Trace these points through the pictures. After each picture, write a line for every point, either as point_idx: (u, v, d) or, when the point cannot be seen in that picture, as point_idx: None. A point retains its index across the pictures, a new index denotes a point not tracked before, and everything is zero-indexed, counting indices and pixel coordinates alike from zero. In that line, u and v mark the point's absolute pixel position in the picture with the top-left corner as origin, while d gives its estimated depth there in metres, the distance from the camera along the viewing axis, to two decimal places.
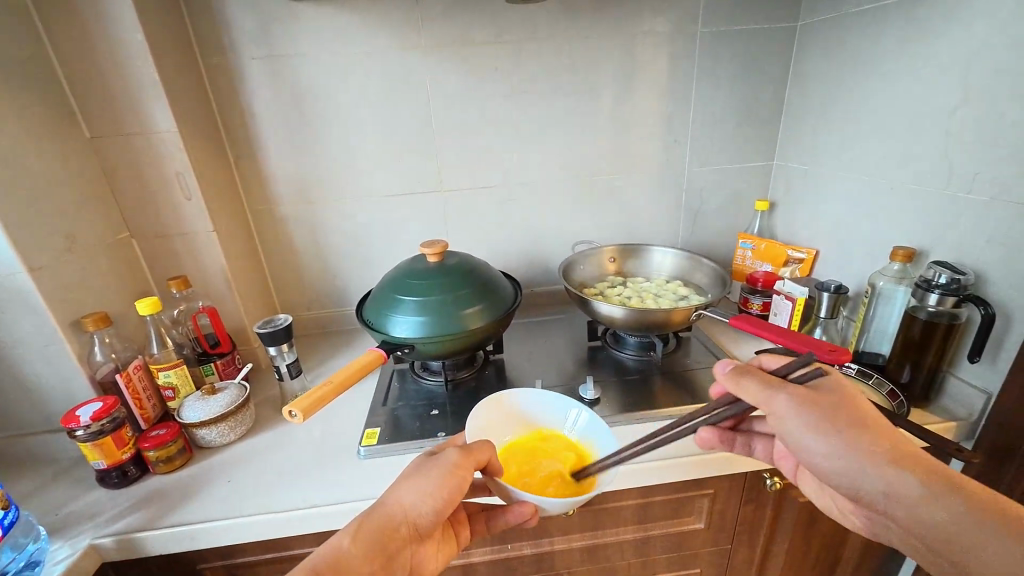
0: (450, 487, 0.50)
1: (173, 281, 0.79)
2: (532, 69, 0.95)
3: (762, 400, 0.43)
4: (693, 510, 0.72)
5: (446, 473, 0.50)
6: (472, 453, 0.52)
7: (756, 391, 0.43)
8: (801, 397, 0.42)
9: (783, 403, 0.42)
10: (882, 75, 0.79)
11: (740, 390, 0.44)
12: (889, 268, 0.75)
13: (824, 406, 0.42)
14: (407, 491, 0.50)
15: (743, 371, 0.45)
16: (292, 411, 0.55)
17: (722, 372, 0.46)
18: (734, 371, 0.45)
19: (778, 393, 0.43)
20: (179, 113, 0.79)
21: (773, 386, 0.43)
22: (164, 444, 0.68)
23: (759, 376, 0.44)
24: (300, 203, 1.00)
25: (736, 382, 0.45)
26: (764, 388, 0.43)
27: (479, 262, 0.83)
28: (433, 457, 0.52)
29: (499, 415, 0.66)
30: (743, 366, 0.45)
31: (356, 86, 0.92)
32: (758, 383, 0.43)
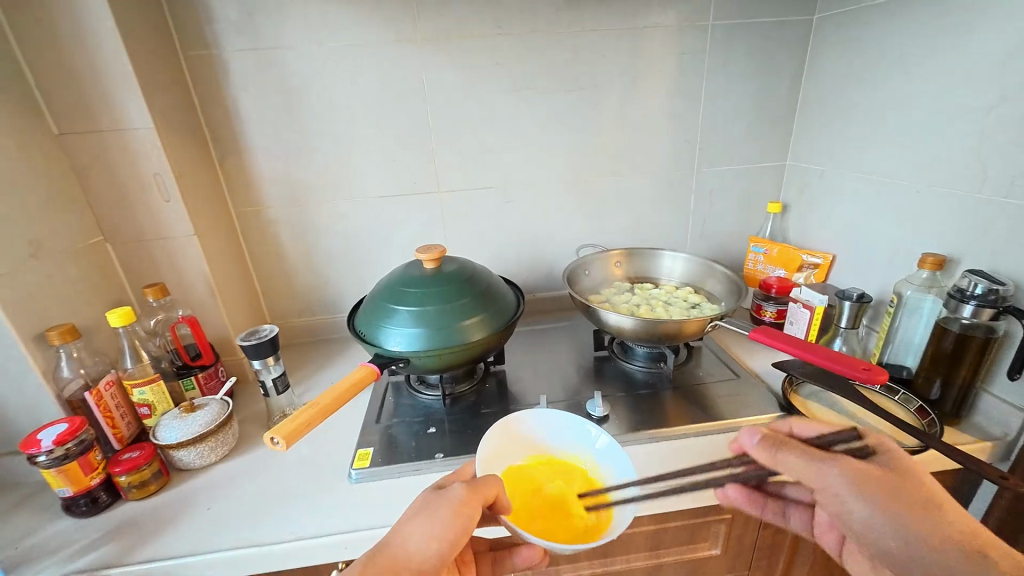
0: (455, 526, 0.46)
1: (149, 289, 0.73)
2: (534, 63, 0.89)
3: (810, 476, 0.42)
4: (709, 535, 0.67)
5: (455, 511, 0.46)
6: (482, 487, 0.48)
7: (800, 465, 0.42)
8: (853, 472, 0.41)
9: (834, 478, 0.41)
10: (907, 71, 0.75)
11: (778, 464, 0.43)
12: (916, 276, 0.71)
13: (883, 483, 0.40)
14: (412, 530, 0.46)
15: (779, 445, 0.44)
16: (274, 437, 0.50)
17: (753, 445, 0.44)
18: (769, 445, 0.44)
19: (819, 467, 0.41)
20: (156, 109, 0.73)
21: (819, 458, 0.41)
22: (137, 469, 0.62)
23: (795, 448, 0.43)
24: (289, 205, 0.94)
25: (773, 457, 0.43)
26: (805, 460, 0.42)
27: (479, 268, 0.78)
28: (441, 492, 0.48)
29: (505, 440, 0.61)
30: (778, 439, 0.44)
31: (348, 81, 0.87)
32: (800, 456, 0.42)
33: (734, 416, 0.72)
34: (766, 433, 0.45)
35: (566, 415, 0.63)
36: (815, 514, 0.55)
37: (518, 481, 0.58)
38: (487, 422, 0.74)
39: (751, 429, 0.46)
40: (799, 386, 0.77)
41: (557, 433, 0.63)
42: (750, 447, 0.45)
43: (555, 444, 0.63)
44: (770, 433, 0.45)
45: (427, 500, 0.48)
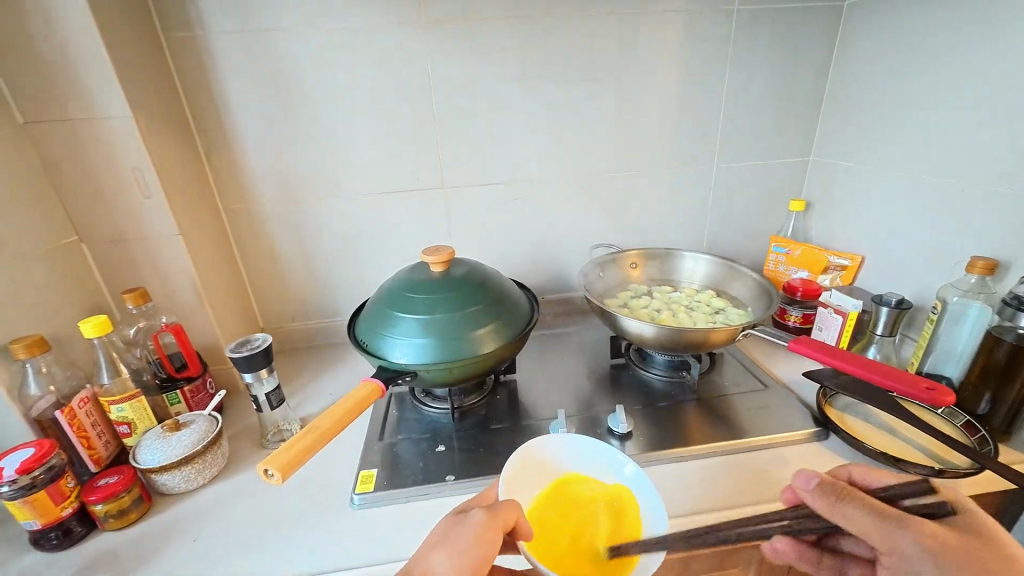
0: (475, 558, 0.41)
1: (128, 294, 0.67)
2: (546, 50, 0.83)
3: (876, 537, 0.37)
4: (740, 561, 0.62)
5: (475, 538, 0.42)
6: (501, 510, 0.44)
7: (864, 521, 0.38)
8: (927, 538, 0.36)
9: (906, 541, 0.36)
10: (951, 61, 0.70)
11: (837, 515, 0.39)
12: (963, 281, 0.67)
13: (966, 556, 0.35)
14: (430, 562, 0.40)
15: (841, 495, 0.39)
16: (267, 470, 0.44)
17: (811, 490, 0.40)
18: (828, 494, 0.40)
19: (895, 531, 0.36)
20: (134, 96, 0.66)
21: (892, 521, 0.36)
22: (115, 496, 0.56)
23: (861, 500, 0.38)
24: (283, 201, 0.88)
25: (833, 507, 0.39)
26: (875, 521, 0.37)
27: (490, 272, 0.73)
28: (461, 518, 0.43)
29: (527, 463, 0.56)
30: (838, 487, 0.40)
31: (347, 67, 0.80)
32: (862, 509, 0.38)
33: (766, 432, 0.67)
34: (824, 479, 0.40)
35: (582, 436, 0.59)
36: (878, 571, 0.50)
37: (535, 510, 0.53)
38: (500, 439, 0.69)
39: (806, 472, 0.41)
40: (832, 398, 0.72)
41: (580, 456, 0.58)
42: (806, 491, 0.41)
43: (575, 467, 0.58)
44: (829, 479, 0.40)
45: (446, 528, 0.43)
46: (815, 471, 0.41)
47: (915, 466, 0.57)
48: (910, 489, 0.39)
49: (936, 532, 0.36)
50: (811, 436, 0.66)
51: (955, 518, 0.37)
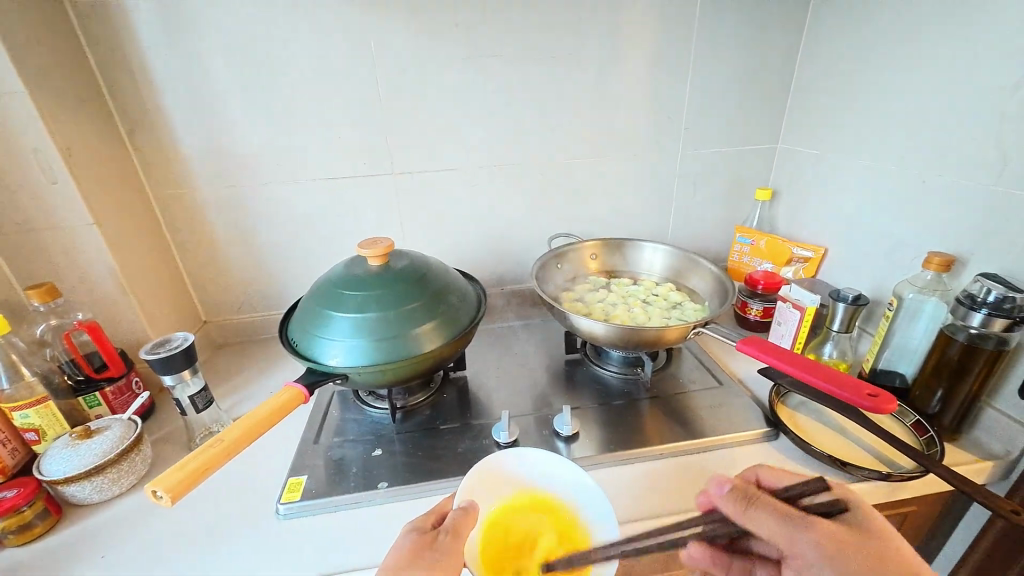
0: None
1: (32, 291, 0.61)
2: (502, 27, 0.77)
3: (781, 541, 0.38)
4: (686, 563, 0.62)
5: (449, 559, 0.43)
6: (466, 526, 0.45)
7: (771, 525, 0.39)
8: (825, 538, 0.37)
9: (807, 544, 0.37)
10: (918, 46, 0.66)
11: (746, 519, 0.40)
12: (921, 277, 0.66)
13: (859, 550, 0.36)
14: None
15: (751, 500, 0.40)
16: (156, 491, 0.43)
17: (723, 494, 0.41)
18: (739, 500, 0.40)
19: (800, 534, 0.38)
20: (30, 68, 0.59)
21: (793, 523, 0.38)
22: (14, 511, 0.52)
23: (770, 506, 0.39)
24: (219, 187, 0.82)
25: (743, 511, 0.40)
26: (783, 526, 0.38)
27: (435, 264, 0.69)
28: (431, 541, 0.43)
29: (492, 480, 0.54)
30: (749, 492, 0.41)
31: (282, 43, 0.74)
32: (770, 515, 0.39)
33: (715, 431, 0.65)
34: (736, 485, 0.41)
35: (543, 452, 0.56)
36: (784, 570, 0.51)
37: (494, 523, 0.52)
38: (443, 441, 0.66)
39: (720, 479, 0.42)
40: (785, 396, 0.70)
41: (545, 470, 0.55)
42: (716, 496, 0.42)
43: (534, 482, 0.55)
44: (739, 484, 0.41)
45: (417, 547, 0.43)
46: (729, 476, 0.43)
47: (862, 470, 0.56)
48: (810, 488, 0.41)
49: (834, 533, 0.37)
50: (761, 436, 0.64)
51: (849, 516, 0.39)
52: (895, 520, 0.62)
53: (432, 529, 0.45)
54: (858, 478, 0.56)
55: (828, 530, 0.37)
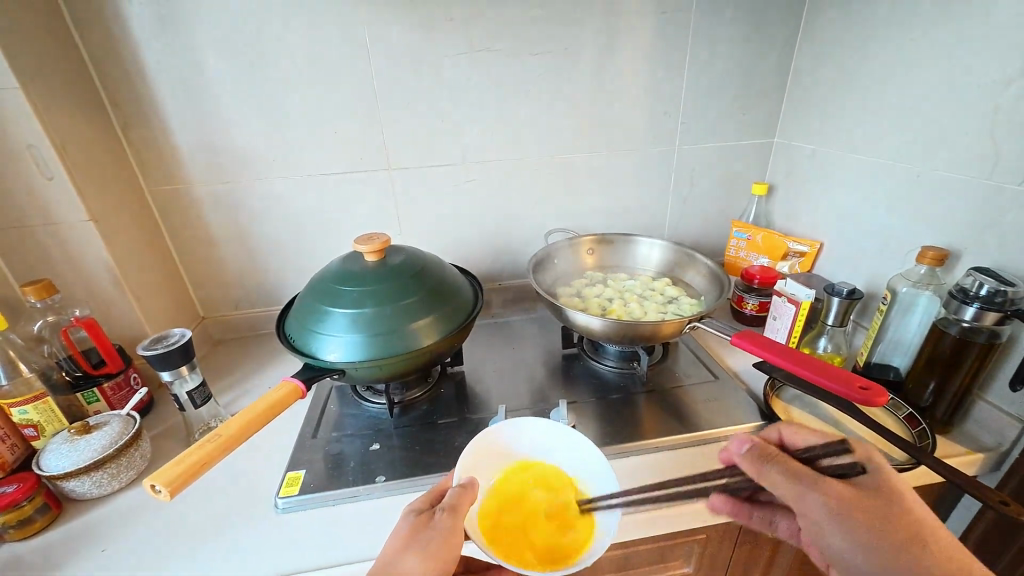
0: (446, 557, 0.43)
1: (29, 287, 0.61)
2: (498, 21, 0.77)
3: (793, 497, 0.41)
4: (681, 554, 0.63)
5: (447, 538, 0.43)
6: (463, 504, 0.45)
7: (783, 484, 0.41)
8: (836, 499, 0.39)
9: (815, 501, 0.39)
10: (913, 42, 0.66)
11: (762, 477, 0.42)
12: (914, 272, 0.66)
13: (872, 515, 0.38)
14: (402, 567, 0.41)
15: (767, 459, 0.42)
16: (154, 486, 0.43)
17: (742, 454, 0.43)
18: (756, 459, 0.43)
19: (810, 495, 0.40)
20: (24, 64, 0.59)
21: (807, 483, 0.40)
22: (14, 506, 0.52)
23: (784, 466, 0.41)
24: (215, 184, 0.82)
25: (758, 469, 0.42)
26: (794, 485, 0.40)
27: (431, 259, 0.69)
28: (426, 522, 0.44)
29: (491, 453, 0.54)
30: (767, 452, 0.43)
31: (276, 36, 0.73)
32: (783, 475, 0.41)
33: (711, 424, 0.65)
34: (755, 443, 0.44)
35: (545, 422, 0.57)
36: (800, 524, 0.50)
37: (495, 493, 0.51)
38: (440, 435, 0.66)
39: (741, 438, 0.44)
40: (780, 389, 0.71)
41: (545, 446, 0.56)
42: (737, 456, 0.44)
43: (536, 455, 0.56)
44: (761, 445, 0.43)
45: (411, 529, 0.44)
46: (750, 436, 0.44)
47: None
48: (829, 449, 0.42)
49: (847, 493, 0.39)
50: (755, 430, 0.65)
51: (866, 478, 0.40)
52: None
53: (429, 508, 0.46)
54: None
55: (839, 489, 0.39)
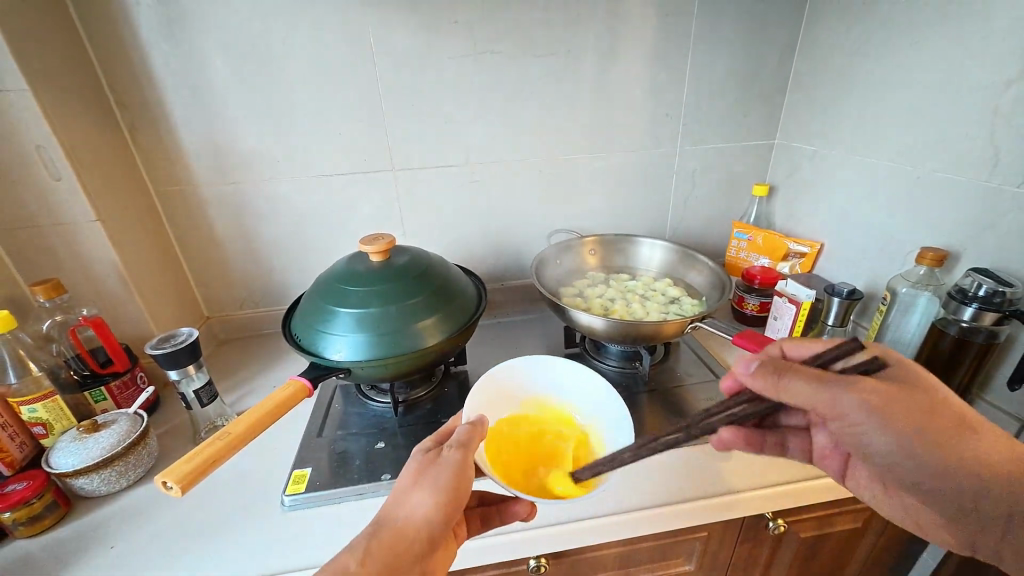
0: (455, 489, 0.43)
1: (37, 287, 0.62)
2: (500, 23, 0.78)
3: (820, 404, 0.40)
4: (683, 552, 0.64)
5: (455, 472, 0.43)
6: (474, 439, 0.46)
7: (807, 394, 0.40)
8: (868, 396, 0.40)
9: (847, 402, 0.40)
10: (914, 45, 0.67)
11: (779, 391, 0.41)
12: (914, 272, 0.68)
13: (905, 407, 0.40)
14: (415, 503, 0.42)
15: (781, 372, 0.41)
16: (166, 482, 0.43)
17: (753, 373, 0.42)
18: (769, 373, 0.41)
19: (841, 394, 0.39)
20: (33, 67, 0.60)
21: (836, 385, 0.39)
22: (24, 504, 0.53)
23: (802, 373, 0.40)
24: (221, 184, 0.82)
25: (776, 386, 0.41)
26: (823, 388, 0.39)
27: (435, 260, 0.70)
28: (435, 460, 0.44)
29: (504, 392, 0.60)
30: (780, 364, 0.41)
31: (281, 38, 0.74)
32: (803, 383, 0.40)
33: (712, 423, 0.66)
34: (765, 360, 0.42)
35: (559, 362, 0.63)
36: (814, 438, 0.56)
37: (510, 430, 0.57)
38: None
39: (748, 358, 0.43)
40: None
41: (556, 381, 0.63)
42: (748, 376, 0.43)
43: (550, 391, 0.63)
44: (767, 359, 0.42)
45: (422, 467, 0.44)
46: (755, 354, 0.43)
47: None
48: (843, 350, 0.42)
49: (877, 391, 0.40)
50: None
51: (887, 372, 0.42)
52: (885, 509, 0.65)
53: (436, 446, 0.47)
54: None
55: (868, 386, 0.40)
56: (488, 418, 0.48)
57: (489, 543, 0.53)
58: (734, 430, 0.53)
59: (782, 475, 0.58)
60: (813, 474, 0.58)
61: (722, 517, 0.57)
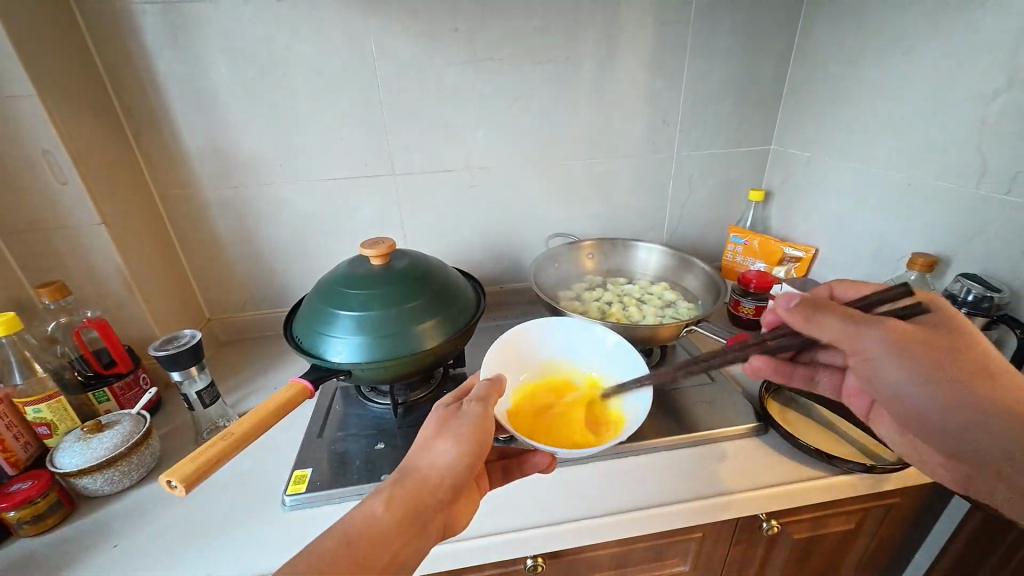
0: (476, 439, 0.45)
1: (42, 289, 0.63)
2: (500, 31, 0.79)
3: (848, 339, 0.41)
4: (678, 553, 0.65)
5: (475, 421, 0.46)
6: (493, 395, 0.49)
7: (836, 327, 0.41)
8: (895, 334, 0.40)
9: (875, 340, 0.40)
10: (905, 55, 0.68)
11: (810, 325, 0.42)
12: (905, 277, 0.69)
13: (932, 347, 0.40)
14: (438, 450, 0.44)
15: (814, 308, 0.42)
16: (170, 481, 0.44)
17: (789, 308, 0.43)
18: (804, 308, 0.42)
19: (869, 331, 0.40)
20: (41, 73, 0.61)
21: (865, 323, 0.40)
22: (29, 502, 0.54)
23: (837, 310, 0.42)
24: (224, 187, 0.83)
25: (807, 319, 0.42)
26: (852, 325, 0.41)
27: (435, 263, 0.71)
28: (456, 413, 0.47)
29: (519, 357, 0.67)
30: (815, 301, 0.42)
31: (284, 44, 0.75)
32: (835, 317, 0.41)
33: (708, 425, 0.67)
34: (801, 298, 0.44)
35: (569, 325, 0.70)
36: (846, 376, 0.57)
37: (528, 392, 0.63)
38: None
39: (788, 294, 0.44)
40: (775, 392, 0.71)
41: (566, 343, 0.70)
42: (784, 311, 0.44)
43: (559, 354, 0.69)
44: (805, 297, 0.43)
45: (443, 419, 0.47)
46: (796, 293, 0.44)
47: (847, 463, 0.58)
48: (890, 295, 0.43)
49: (906, 330, 0.40)
50: (750, 431, 0.65)
51: (926, 317, 0.42)
52: (878, 511, 0.66)
53: (457, 402, 0.49)
54: (842, 470, 0.59)
55: (901, 326, 0.40)
56: (506, 379, 0.51)
57: (488, 543, 0.53)
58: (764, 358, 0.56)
59: (775, 477, 0.59)
60: (809, 476, 0.59)
61: (719, 517, 0.58)
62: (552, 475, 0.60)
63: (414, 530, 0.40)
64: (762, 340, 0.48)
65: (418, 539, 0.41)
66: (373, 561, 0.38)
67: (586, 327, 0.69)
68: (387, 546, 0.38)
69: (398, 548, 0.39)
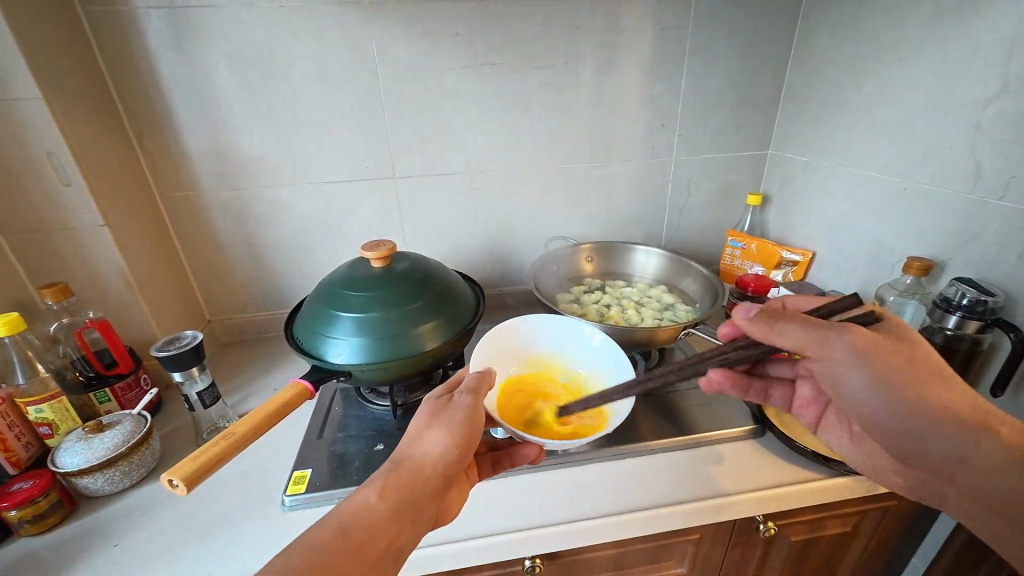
0: (468, 429, 0.46)
1: (46, 290, 0.63)
2: (501, 36, 0.80)
3: (812, 344, 0.41)
4: (676, 555, 0.65)
5: (464, 413, 0.46)
6: (483, 387, 0.49)
7: (800, 333, 0.41)
8: (859, 339, 0.40)
9: (838, 343, 0.40)
10: (901, 61, 0.69)
11: (774, 335, 0.42)
12: (901, 280, 0.70)
13: (890, 356, 0.40)
14: (429, 439, 0.45)
15: (777, 317, 0.41)
16: (172, 480, 0.44)
17: (750, 317, 0.42)
18: (766, 318, 0.42)
19: (831, 336, 0.40)
20: (46, 75, 0.61)
21: (824, 329, 0.40)
22: (30, 501, 0.54)
23: (798, 319, 0.41)
24: (226, 189, 0.84)
25: (770, 328, 0.42)
26: (813, 330, 0.40)
27: (435, 266, 0.71)
28: (447, 404, 0.47)
29: (510, 351, 0.68)
30: (775, 311, 0.42)
31: (287, 49, 0.76)
32: (796, 326, 0.41)
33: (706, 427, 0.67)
34: (762, 308, 0.43)
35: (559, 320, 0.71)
36: (797, 388, 0.59)
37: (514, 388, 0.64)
38: None
39: (747, 305, 0.43)
40: None
41: (554, 338, 0.71)
42: (745, 322, 0.43)
43: (549, 348, 0.71)
44: (767, 307, 0.43)
45: (436, 408, 0.47)
46: (755, 303, 0.44)
47: (843, 466, 0.59)
48: (845, 304, 0.43)
49: (868, 337, 0.40)
50: (749, 433, 0.66)
51: (880, 327, 0.43)
52: (874, 513, 0.66)
53: (447, 393, 0.49)
54: (840, 472, 0.60)
55: (863, 332, 0.40)
56: (495, 371, 0.52)
57: (487, 543, 0.54)
58: (724, 370, 0.50)
59: (772, 479, 0.60)
60: (807, 479, 0.59)
61: (716, 519, 0.59)
62: (549, 477, 0.61)
63: (409, 518, 0.41)
64: (722, 351, 0.47)
65: (413, 526, 0.42)
66: (369, 551, 0.38)
67: (574, 322, 0.70)
68: (379, 537, 0.39)
69: (392, 538, 0.40)
